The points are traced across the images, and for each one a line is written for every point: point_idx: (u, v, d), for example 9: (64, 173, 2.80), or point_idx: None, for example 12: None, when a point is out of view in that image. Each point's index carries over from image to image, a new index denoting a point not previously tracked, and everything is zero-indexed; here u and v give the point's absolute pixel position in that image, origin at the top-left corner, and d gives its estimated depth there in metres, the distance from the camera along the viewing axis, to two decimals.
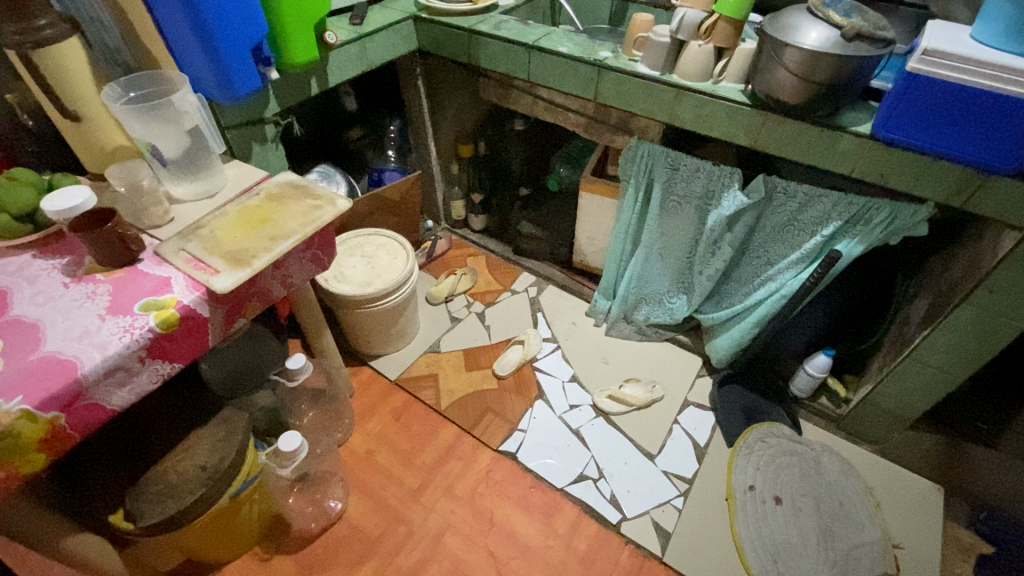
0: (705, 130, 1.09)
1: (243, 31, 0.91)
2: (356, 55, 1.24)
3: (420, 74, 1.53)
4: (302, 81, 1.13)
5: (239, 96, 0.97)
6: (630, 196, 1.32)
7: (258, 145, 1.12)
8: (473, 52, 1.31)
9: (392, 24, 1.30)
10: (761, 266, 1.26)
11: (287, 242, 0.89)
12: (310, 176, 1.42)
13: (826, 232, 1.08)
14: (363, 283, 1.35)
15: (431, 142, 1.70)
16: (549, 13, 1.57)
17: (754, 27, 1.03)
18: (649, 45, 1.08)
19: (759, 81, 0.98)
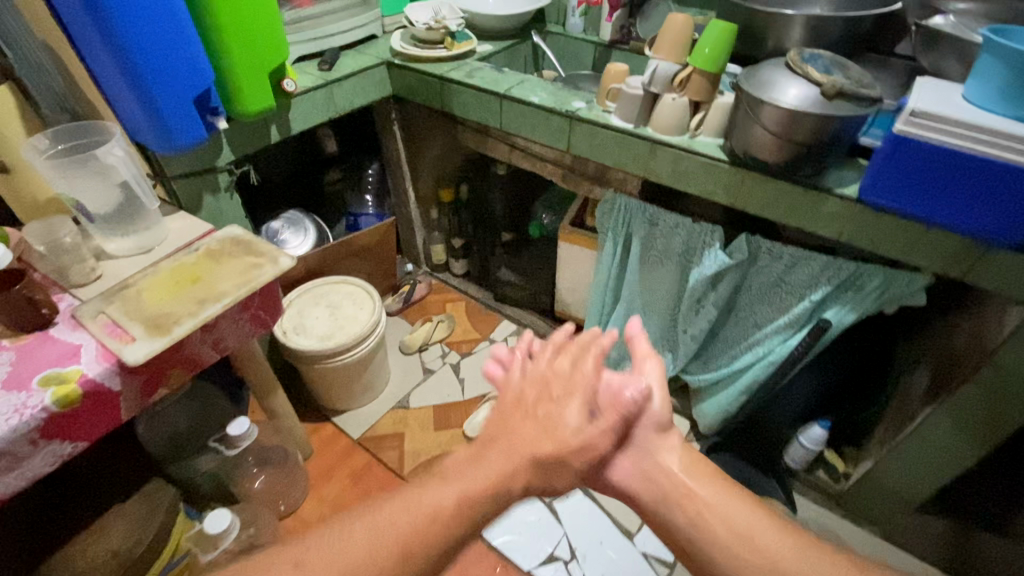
0: (682, 186, 1.02)
1: (185, 80, 0.87)
2: (323, 102, 1.20)
3: (395, 121, 1.48)
4: (260, 128, 1.08)
5: (181, 147, 0.92)
6: (609, 249, 1.25)
7: (211, 195, 1.06)
8: (446, 100, 1.27)
9: (364, 69, 1.27)
10: (748, 329, 1.16)
11: (215, 306, 0.82)
12: (274, 223, 1.38)
13: (815, 297, 0.99)
14: (324, 336, 1.27)
15: (409, 185, 1.64)
16: (531, 59, 1.53)
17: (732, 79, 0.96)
18: (622, 96, 1.02)
19: (738, 138, 0.91)
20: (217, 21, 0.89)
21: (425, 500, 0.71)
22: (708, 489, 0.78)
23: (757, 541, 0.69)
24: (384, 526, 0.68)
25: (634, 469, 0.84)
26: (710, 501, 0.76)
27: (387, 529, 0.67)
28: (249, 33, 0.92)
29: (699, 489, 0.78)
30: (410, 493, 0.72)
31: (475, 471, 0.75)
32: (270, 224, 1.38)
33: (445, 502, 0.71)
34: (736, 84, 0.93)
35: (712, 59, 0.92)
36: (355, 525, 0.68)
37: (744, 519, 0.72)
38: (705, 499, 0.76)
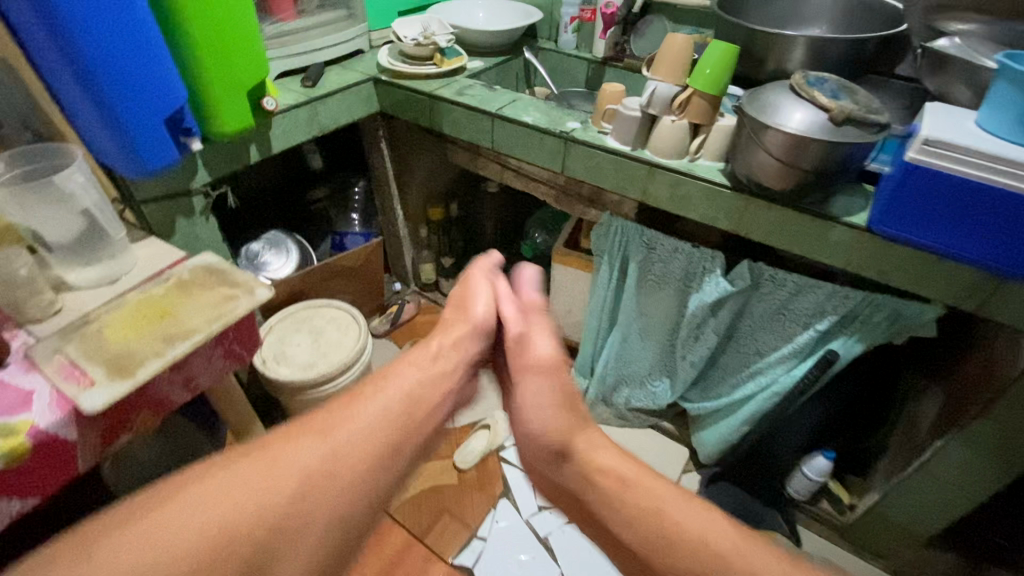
0: (682, 211, 0.98)
1: (156, 101, 0.81)
2: (306, 120, 1.15)
3: (383, 143, 1.43)
4: (238, 148, 1.02)
5: (150, 169, 0.85)
6: (604, 272, 1.20)
7: (184, 219, 1.00)
8: (436, 118, 1.22)
9: (350, 86, 1.22)
10: (751, 358, 1.12)
11: (184, 344, 0.75)
12: (254, 245, 1.32)
13: (820, 327, 0.96)
14: (306, 365, 1.21)
15: (397, 205, 1.58)
16: (523, 76, 1.50)
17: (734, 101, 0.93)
18: (618, 118, 0.98)
19: (741, 163, 0.87)
20: (193, 39, 0.84)
21: (335, 437, 0.58)
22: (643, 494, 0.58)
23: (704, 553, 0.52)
24: (318, 456, 0.56)
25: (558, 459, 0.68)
26: (650, 502, 0.57)
27: (331, 450, 0.57)
28: (227, 51, 0.87)
29: (624, 496, 0.58)
30: (338, 412, 0.62)
31: (373, 406, 0.64)
32: (250, 245, 1.32)
33: (358, 443, 0.59)
34: (740, 106, 0.89)
35: (713, 80, 0.88)
36: (287, 446, 0.56)
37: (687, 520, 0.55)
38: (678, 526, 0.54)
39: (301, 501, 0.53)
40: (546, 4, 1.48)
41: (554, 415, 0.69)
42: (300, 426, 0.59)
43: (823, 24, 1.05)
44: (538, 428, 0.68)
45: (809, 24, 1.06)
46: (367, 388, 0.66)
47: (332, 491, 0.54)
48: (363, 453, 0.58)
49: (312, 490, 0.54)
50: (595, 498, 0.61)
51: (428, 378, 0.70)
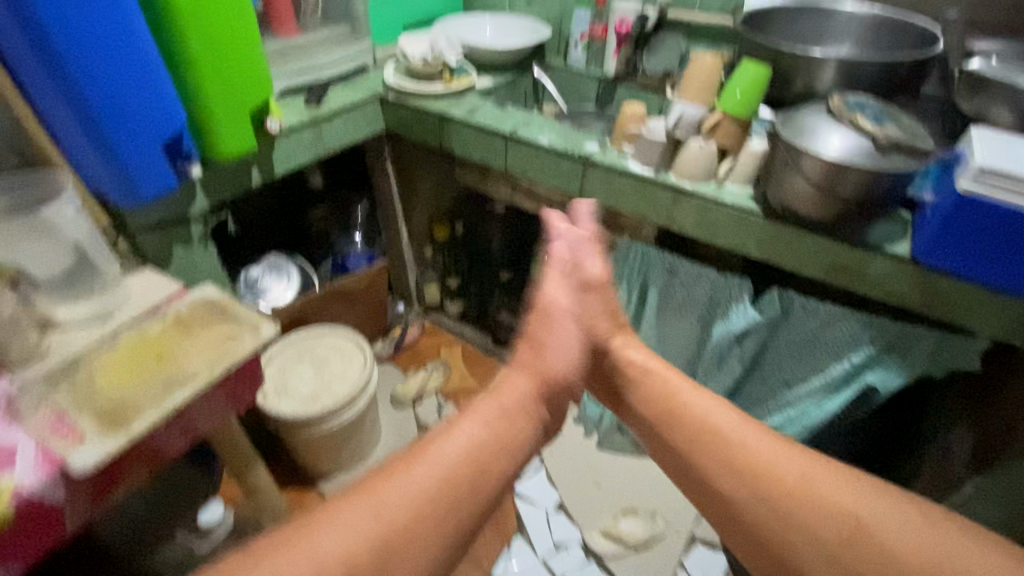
0: (710, 237, 0.93)
1: (152, 122, 0.75)
2: (310, 141, 1.09)
3: (388, 162, 1.39)
4: (240, 172, 0.97)
5: (146, 199, 0.80)
6: (623, 298, 1.15)
7: (182, 247, 0.93)
8: (446, 139, 1.17)
9: (355, 105, 1.17)
10: (779, 388, 1.06)
11: (184, 391, 0.69)
12: (253, 269, 1.25)
13: (855, 358, 0.92)
14: (309, 398, 1.14)
15: (402, 225, 1.53)
16: (531, 93, 1.46)
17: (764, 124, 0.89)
18: (641, 140, 0.94)
19: (776, 189, 0.83)
20: (192, 56, 0.78)
21: (414, 482, 0.50)
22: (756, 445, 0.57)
23: (815, 493, 0.52)
24: (403, 499, 0.49)
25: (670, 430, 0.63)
26: (745, 442, 0.58)
27: (391, 509, 0.49)
28: (229, 69, 0.82)
29: (740, 446, 0.57)
30: (403, 472, 0.51)
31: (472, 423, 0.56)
32: (248, 270, 1.26)
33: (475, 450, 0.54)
34: (773, 129, 0.85)
35: (742, 104, 0.84)
36: (369, 498, 0.50)
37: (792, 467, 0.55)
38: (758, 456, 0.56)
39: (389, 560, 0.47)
40: (554, 20, 1.45)
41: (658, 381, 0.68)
42: (369, 487, 0.51)
43: (849, 42, 1.01)
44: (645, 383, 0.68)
45: (835, 42, 1.02)
46: (453, 425, 0.56)
47: (421, 540, 0.48)
48: (445, 499, 0.50)
49: (388, 558, 0.47)
50: (680, 428, 0.62)
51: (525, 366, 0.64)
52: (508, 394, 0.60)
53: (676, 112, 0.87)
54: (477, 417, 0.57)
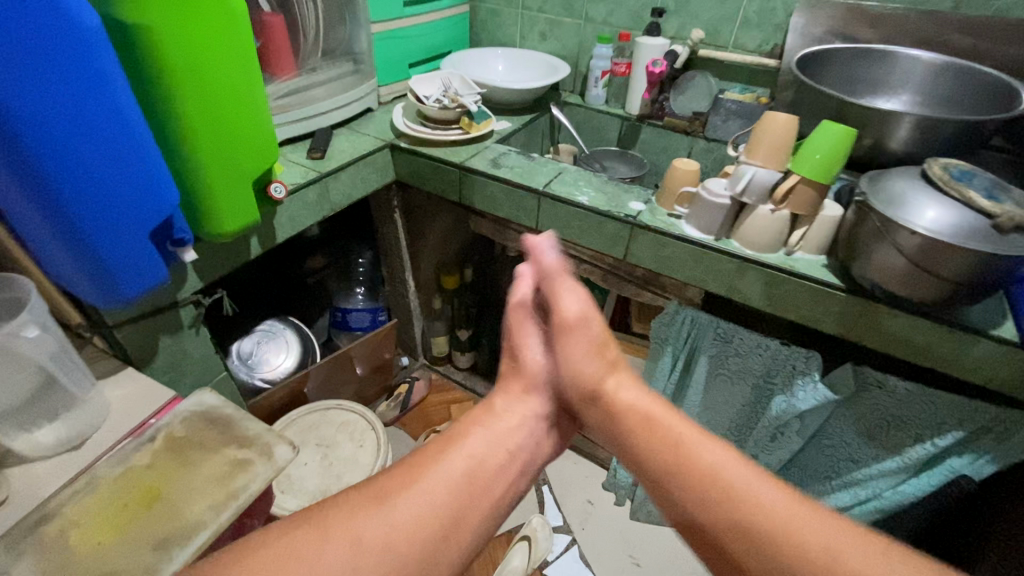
0: (778, 311, 0.84)
1: (136, 206, 0.61)
2: (316, 200, 0.96)
3: (397, 215, 1.24)
4: (239, 244, 0.83)
5: (128, 295, 0.65)
6: (666, 364, 1.05)
7: (170, 337, 0.79)
8: (467, 192, 1.05)
9: (364, 156, 1.04)
10: (845, 464, 0.97)
11: (186, 549, 0.54)
12: (245, 342, 1.11)
13: (940, 443, 0.83)
14: (318, 492, 1.00)
15: (408, 274, 1.38)
16: (548, 132, 1.35)
17: (842, 189, 0.80)
18: (698, 203, 0.84)
19: (866, 265, 0.74)
20: (184, 126, 0.64)
21: (395, 509, 0.51)
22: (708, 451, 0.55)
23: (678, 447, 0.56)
24: (385, 528, 0.49)
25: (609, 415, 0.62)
26: (705, 455, 0.54)
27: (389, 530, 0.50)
28: (229, 136, 0.69)
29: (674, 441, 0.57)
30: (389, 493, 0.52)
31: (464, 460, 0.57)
32: (238, 343, 1.11)
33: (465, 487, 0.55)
34: (858, 196, 0.75)
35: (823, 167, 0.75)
36: (355, 516, 0.50)
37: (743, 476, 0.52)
38: (707, 461, 0.54)
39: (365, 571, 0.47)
40: (570, 55, 1.35)
41: (590, 360, 0.65)
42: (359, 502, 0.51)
43: (910, 100, 0.95)
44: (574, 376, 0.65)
45: (893, 95, 0.96)
46: (429, 458, 0.57)
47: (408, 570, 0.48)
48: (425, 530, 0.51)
49: (364, 571, 0.47)
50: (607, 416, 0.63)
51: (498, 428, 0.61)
52: (496, 425, 0.62)
53: (745, 175, 0.78)
54: (461, 442, 0.59)
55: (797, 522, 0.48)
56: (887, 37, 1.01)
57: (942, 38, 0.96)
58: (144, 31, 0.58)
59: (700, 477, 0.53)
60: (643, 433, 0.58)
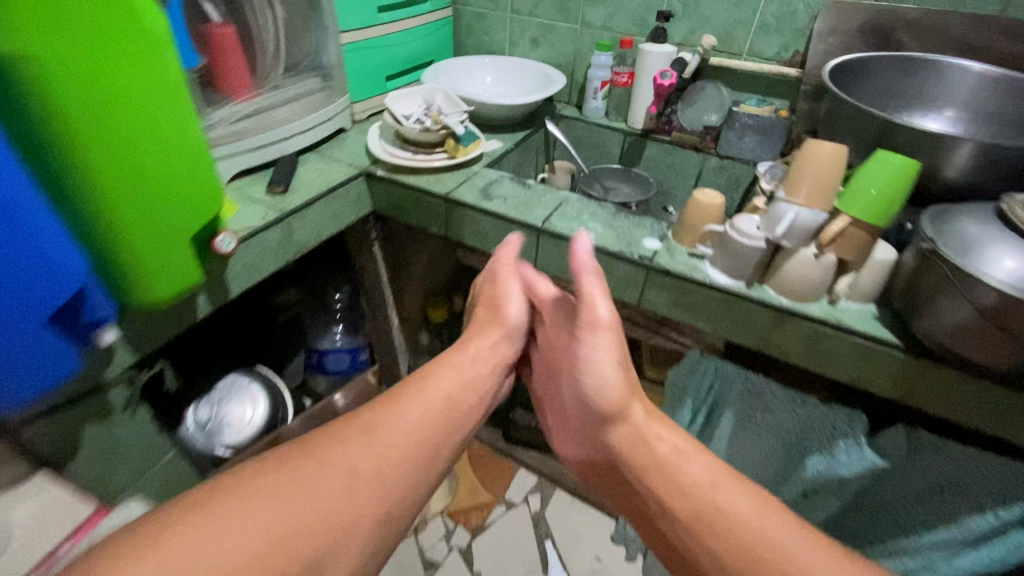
0: (821, 369, 0.72)
1: (26, 292, 0.47)
2: (278, 243, 0.82)
3: (377, 246, 1.09)
4: (182, 307, 0.69)
5: (27, 397, 0.52)
6: (685, 416, 0.93)
7: (100, 425, 0.65)
8: (455, 227, 0.91)
9: (335, 188, 0.90)
10: (890, 530, 0.86)
11: None
12: (199, 412, 0.95)
13: (1005, 515, 0.70)
14: None
15: (393, 311, 1.22)
16: (543, 149, 1.23)
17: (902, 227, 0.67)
18: (725, 245, 0.72)
19: (928, 321, 0.62)
20: (91, 179, 0.50)
21: (394, 436, 0.58)
22: (702, 473, 0.58)
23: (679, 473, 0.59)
24: (385, 451, 0.57)
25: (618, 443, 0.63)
26: (695, 478, 0.58)
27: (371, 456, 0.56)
28: (154, 185, 0.55)
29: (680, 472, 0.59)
30: (383, 415, 0.60)
31: (431, 395, 0.64)
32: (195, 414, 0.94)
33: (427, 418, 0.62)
34: (917, 239, 0.64)
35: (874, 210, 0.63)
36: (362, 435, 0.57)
37: (726, 498, 0.56)
38: (698, 481, 0.58)
39: (365, 484, 0.54)
40: (565, 63, 1.23)
41: (617, 373, 0.63)
42: (361, 425, 0.58)
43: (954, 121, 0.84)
44: (595, 388, 0.63)
45: (936, 113, 0.84)
46: (393, 405, 0.62)
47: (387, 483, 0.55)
48: (421, 449, 0.59)
49: (370, 484, 0.54)
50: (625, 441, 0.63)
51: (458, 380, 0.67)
52: (453, 379, 0.67)
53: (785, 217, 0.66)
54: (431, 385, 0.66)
55: (767, 534, 0.52)
56: (927, 42, 0.89)
57: (988, 44, 0.85)
58: (15, 61, 0.44)
59: (691, 496, 0.57)
60: (651, 460, 0.61)
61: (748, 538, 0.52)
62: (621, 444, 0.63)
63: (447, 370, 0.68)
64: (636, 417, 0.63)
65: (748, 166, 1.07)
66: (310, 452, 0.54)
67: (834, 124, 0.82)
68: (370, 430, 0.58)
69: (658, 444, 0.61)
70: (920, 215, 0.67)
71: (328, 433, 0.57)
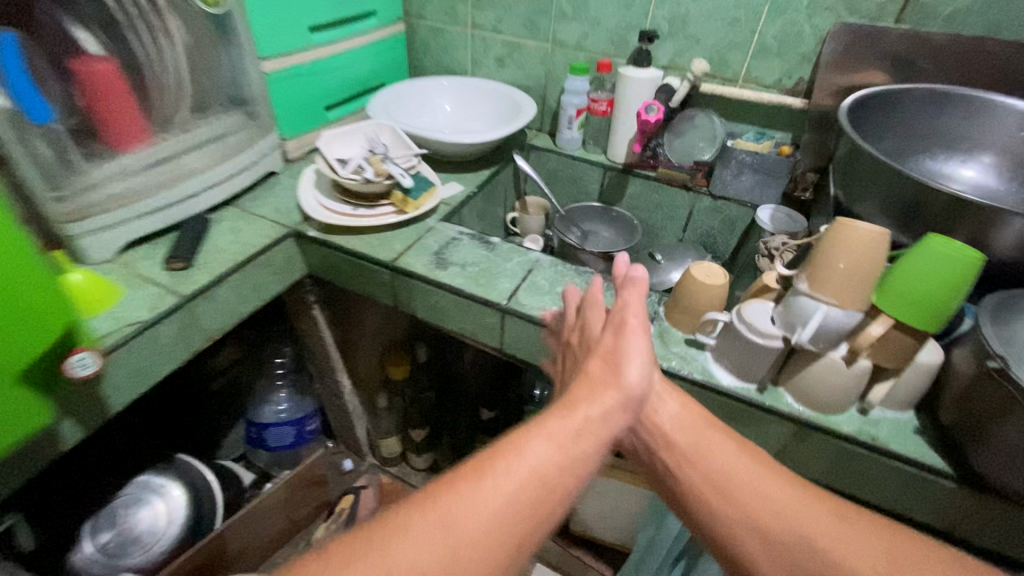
0: (847, 488, 0.59)
1: None
2: (176, 334, 0.66)
3: (317, 310, 0.93)
4: (29, 446, 0.53)
5: None
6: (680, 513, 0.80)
7: None
8: (404, 299, 0.76)
9: (254, 256, 0.74)
10: None
11: None
12: (99, 535, 0.79)
13: None
14: None
15: (344, 375, 1.06)
16: (512, 186, 1.08)
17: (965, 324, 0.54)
18: (730, 340, 0.59)
19: (990, 452, 0.49)
20: None
21: (482, 505, 0.42)
22: (698, 440, 0.53)
23: (706, 461, 0.52)
24: (474, 525, 0.41)
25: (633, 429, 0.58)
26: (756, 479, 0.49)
27: (467, 529, 0.41)
28: None
29: (722, 464, 0.51)
30: (494, 479, 0.44)
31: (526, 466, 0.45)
32: (93, 540, 0.78)
33: (528, 486, 0.44)
34: (979, 347, 0.50)
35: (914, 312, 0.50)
36: (442, 506, 0.42)
37: (723, 461, 0.51)
38: (720, 469, 0.50)
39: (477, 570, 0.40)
40: (535, 86, 1.07)
41: (640, 369, 0.56)
42: (474, 492, 0.43)
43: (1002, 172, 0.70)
44: (633, 376, 0.56)
45: (981, 163, 0.71)
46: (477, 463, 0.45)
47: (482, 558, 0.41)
48: (522, 519, 0.43)
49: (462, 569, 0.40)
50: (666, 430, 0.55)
51: (565, 457, 0.47)
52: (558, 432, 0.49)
53: (811, 318, 0.51)
54: (525, 450, 0.46)
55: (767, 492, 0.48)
56: (954, 73, 0.76)
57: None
58: None
59: (690, 467, 0.52)
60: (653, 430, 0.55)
61: (790, 537, 0.45)
62: (653, 424, 0.56)
63: (550, 434, 0.48)
64: (663, 399, 0.56)
65: (744, 208, 0.94)
66: (419, 527, 0.41)
67: (855, 173, 0.69)
68: (494, 506, 0.43)
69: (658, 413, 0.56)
70: (975, 309, 0.53)
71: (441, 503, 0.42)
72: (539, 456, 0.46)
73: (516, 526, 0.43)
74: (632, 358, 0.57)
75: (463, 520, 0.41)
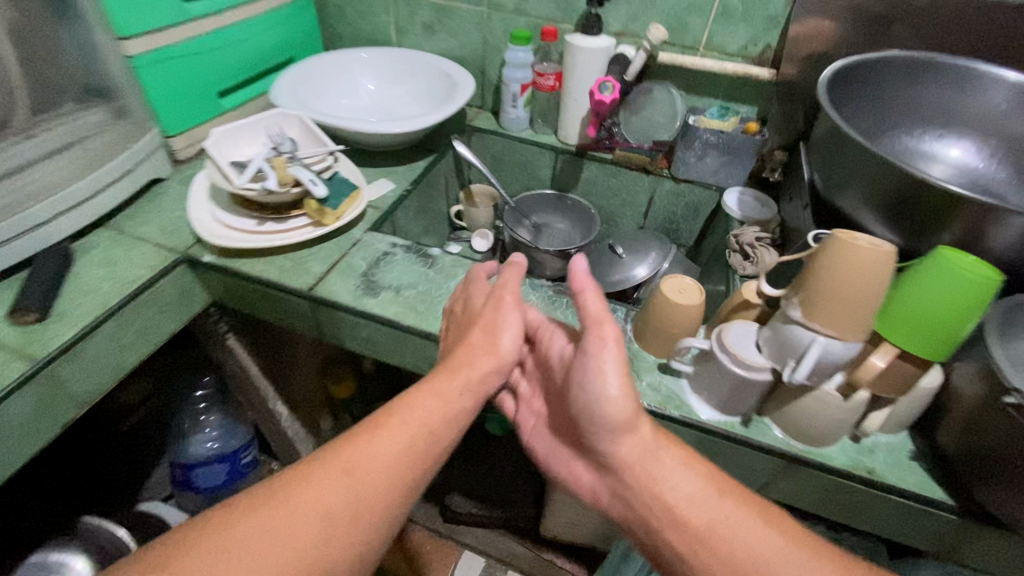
0: (838, 518, 0.54)
1: None
2: (36, 408, 0.52)
3: (233, 338, 0.80)
4: None
5: None
6: None
7: None
8: (331, 331, 0.64)
9: (137, 294, 0.60)
10: None
11: None
12: None
13: None
14: None
15: (279, 403, 0.94)
16: (454, 174, 0.96)
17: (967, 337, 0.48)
18: (711, 370, 0.51)
19: (1002, 490, 0.44)
20: None
21: (377, 453, 0.44)
22: (712, 514, 0.44)
23: (707, 531, 0.44)
24: (364, 472, 0.43)
25: (599, 480, 0.51)
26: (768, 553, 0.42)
27: (358, 482, 0.43)
28: None
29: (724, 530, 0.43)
30: (384, 437, 0.45)
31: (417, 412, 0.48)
32: None
33: (418, 433, 0.46)
34: (988, 369, 0.44)
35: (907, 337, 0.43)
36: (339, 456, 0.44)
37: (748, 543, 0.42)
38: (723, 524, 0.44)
39: (366, 511, 0.42)
40: (472, 58, 0.93)
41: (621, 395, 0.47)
42: (367, 451, 0.44)
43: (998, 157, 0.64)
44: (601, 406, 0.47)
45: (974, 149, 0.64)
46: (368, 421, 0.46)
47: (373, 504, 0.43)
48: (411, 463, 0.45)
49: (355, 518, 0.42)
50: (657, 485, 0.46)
51: (450, 410, 0.49)
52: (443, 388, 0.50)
53: (805, 352, 0.44)
54: (410, 404, 0.48)
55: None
56: (936, 38, 0.68)
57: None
58: None
59: (691, 540, 0.44)
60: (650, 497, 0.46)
61: None
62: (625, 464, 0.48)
63: (439, 389, 0.49)
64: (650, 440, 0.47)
65: (710, 192, 0.86)
66: (314, 486, 0.42)
67: (837, 158, 0.62)
68: (381, 465, 0.44)
69: (652, 478, 0.46)
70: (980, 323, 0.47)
71: (340, 461, 0.43)
72: (427, 409, 0.48)
73: (404, 477, 0.45)
74: (507, 326, 0.54)
75: (358, 479, 0.43)
